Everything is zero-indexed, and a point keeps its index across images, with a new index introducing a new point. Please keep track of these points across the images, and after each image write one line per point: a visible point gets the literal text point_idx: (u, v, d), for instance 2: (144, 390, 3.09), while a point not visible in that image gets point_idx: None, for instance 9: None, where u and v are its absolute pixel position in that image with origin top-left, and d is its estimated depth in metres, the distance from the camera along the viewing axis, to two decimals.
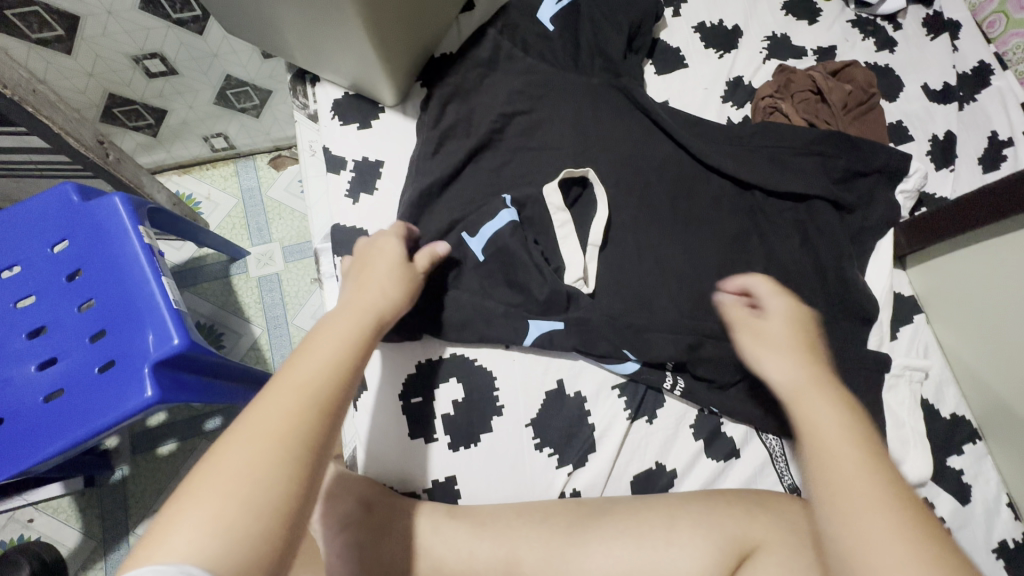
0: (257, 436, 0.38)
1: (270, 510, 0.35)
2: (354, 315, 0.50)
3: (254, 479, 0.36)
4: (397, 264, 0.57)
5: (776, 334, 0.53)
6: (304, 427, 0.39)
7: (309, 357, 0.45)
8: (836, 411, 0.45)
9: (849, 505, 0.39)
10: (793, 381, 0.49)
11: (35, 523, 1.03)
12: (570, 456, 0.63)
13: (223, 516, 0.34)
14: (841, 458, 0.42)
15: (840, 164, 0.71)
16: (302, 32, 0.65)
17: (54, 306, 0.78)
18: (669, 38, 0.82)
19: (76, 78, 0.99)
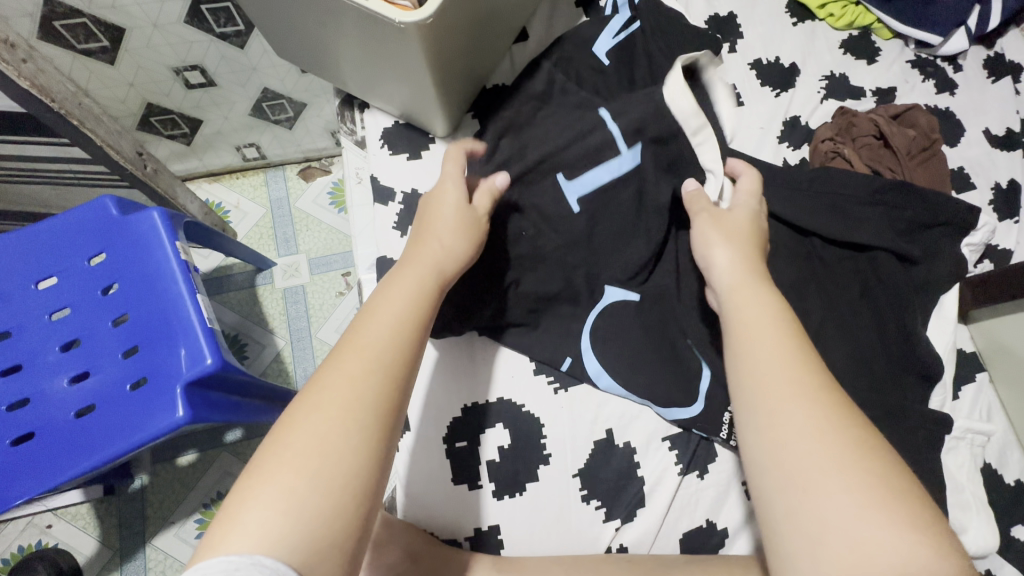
0: (326, 413, 0.39)
1: (341, 486, 0.37)
2: (415, 280, 0.51)
3: (323, 455, 0.38)
4: (458, 215, 0.56)
5: (734, 224, 0.57)
6: (368, 400, 0.41)
7: (369, 326, 0.46)
8: (766, 314, 0.49)
9: (773, 381, 0.44)
10: (734, 273, 0.53)
11: (53, 529, 1.02)
12: (618, 510, 0.60)
13: (296, 492, 0.36)
14: (768, 360, 0.45)
15: (906, 214, 0.68)
16: (358, 59, 0.64)
17: (88, 320, 0.77)
18: (725, 74, 0.80)
19: (117, 88, 0.99)
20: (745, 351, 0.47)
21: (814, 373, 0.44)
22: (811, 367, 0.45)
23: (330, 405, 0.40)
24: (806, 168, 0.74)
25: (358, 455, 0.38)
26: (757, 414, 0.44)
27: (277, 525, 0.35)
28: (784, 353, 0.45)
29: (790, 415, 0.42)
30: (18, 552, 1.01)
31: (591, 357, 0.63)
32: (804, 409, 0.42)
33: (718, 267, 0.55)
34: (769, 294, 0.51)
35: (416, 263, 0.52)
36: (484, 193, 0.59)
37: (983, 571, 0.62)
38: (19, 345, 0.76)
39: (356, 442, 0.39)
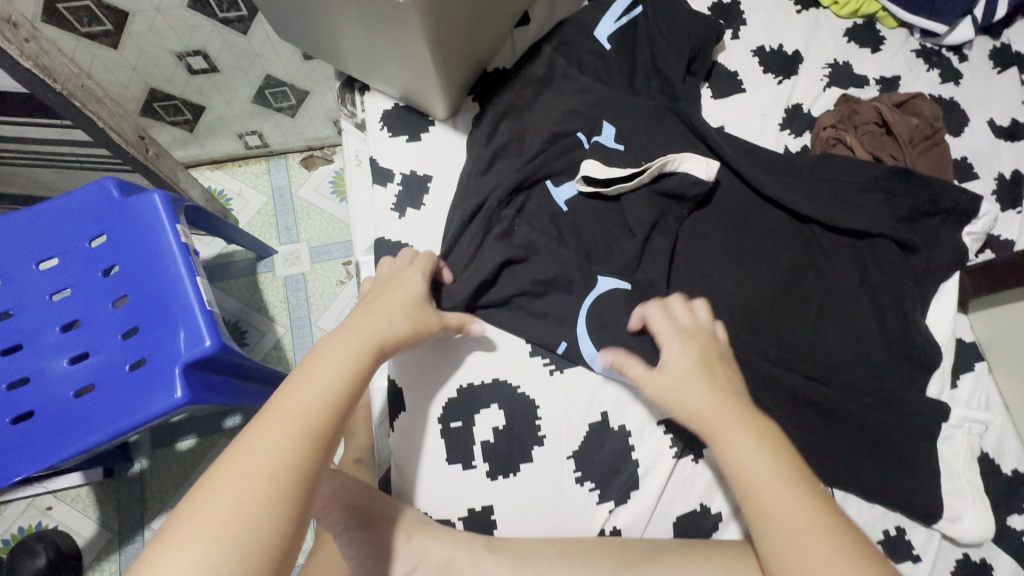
0: (246, 478, 0.39)
1: (250, 556, 0.37)
2: (352, 347, 0.50)
3: (240, 525, 0.37)
4: (411, 299, 0.57)
5: (685, 379, 0.53)
6: (290, 471, 0.41)
7: (300, 392, 0.45)
8: (755, 442, 0.49)
9: (787, 537, 0.44)
10: (705, 417, 0.51)
11: (53, 511, 1.03)
12: (612, 492, 0.60)
13: (207, 561, 0.36)
14: (781, 505, 0.45)
15: (906, 202, 0.68)
16: (359, 41, 0.64)
17: (87, 300, 0.78)
18: (727, 61, 0.79)
19: (119, 72, 1.00)
20: (751, 498, 0.47)
21: (822, 507, 0.45)
22: (814, 497, 0.46)
23: (253, 472, 0.40)
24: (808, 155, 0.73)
25: (272, 526, 0.38)
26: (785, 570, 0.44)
27: None
28: (788, 490, 0.46)
29: (816, 569, 0.42)
30: (18, 533, 1.01)
31: (588, 342, 0.63)
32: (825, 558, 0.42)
33: (682, 408, 0.52)
34: (746, 422, 0.50)
35: (359, 332, 0.52)
36: (457, 319, 0.61)
37: (978, 560, 0.61)
38: (20, 324, 0.76)
39: (271, 514, 0.39)
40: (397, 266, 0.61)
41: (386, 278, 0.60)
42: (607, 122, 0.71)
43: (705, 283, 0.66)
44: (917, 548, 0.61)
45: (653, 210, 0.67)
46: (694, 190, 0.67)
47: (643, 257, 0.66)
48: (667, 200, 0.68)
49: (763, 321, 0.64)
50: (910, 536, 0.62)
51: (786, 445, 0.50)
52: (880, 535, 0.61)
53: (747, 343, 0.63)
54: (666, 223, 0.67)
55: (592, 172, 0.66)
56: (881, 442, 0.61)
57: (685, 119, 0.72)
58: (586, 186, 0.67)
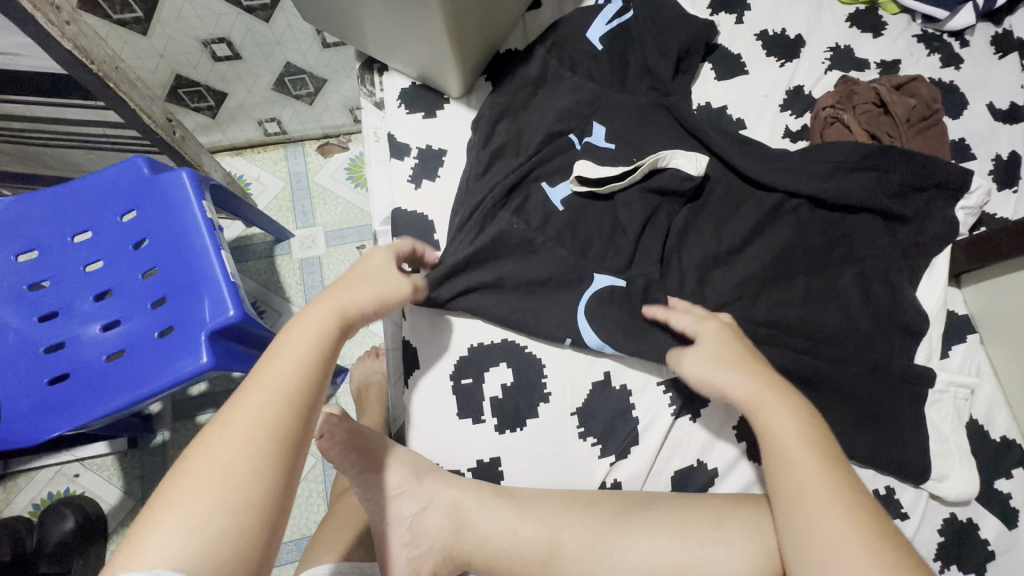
0: (227, 443, 0.44)
1: (234, 512, 0.42)
2: (323, 327, 0.53)
3: (224, 484, 0.43)
4: (376, 270, 0.59)
5: (724, 351, 0.58)
6: (269, 439, 0.45)
7: (273, 367, 0.49)
8: (793, 420, 0.53)
9: (822, 512, 0.47)
10: (750, 394, 0.54)
11: (79, 478, 1.08)
12: (613, 447, 0.64)
13: (198, 517, 0.41)
14: (803, 474, 0.49)
15: (895, 178, 0.70)
16: (379, 22, 0.67)
17: (120, 272, 0.83)
18: (730, 44, 0.82)
19: (148, 59, 1.05)
20: (779, 467, 0.51)
21: (845, 483, 0.49)
22: (837, 472, 0.50)
23: (233, 442, 0.44)
24: (803, 147, 0.75)
25: (253, 484, 0.43)
26: (800, 531, 0.48)
27: (178, 546, 0.40)
28: (815, 464, 0.50)
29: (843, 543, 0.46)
30: (47, 498, 1.06)
31: (591, 333, 0.65)
32: (845, 525, 0.46)
33: (727, 383, 0.55)
34: (784, 399, 0.54)
35: (330, 310, 0.55)
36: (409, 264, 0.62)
37: (965, 519, 0.64)
38: (56, 292, 0.81)
39: (252, 475, 0.43)
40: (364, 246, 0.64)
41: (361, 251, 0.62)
42: (597, 122, 0.74)
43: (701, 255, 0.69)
44: (905, 507, 0.64)
45: (645, 207, 0.70)
46: (685, 185, 0.69)
47: (644, 233, 0.70)
48: (661, 196, 0.70)
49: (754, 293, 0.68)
50: (899, 496, 0.64)
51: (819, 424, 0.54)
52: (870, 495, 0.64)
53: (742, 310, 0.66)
54: (659, 218, 0.70)
55: (586, 172, 0.68)
56: (868, 406, 0.64)
57: (676, 116, 0.74)
58: (581, 186, 0.70)
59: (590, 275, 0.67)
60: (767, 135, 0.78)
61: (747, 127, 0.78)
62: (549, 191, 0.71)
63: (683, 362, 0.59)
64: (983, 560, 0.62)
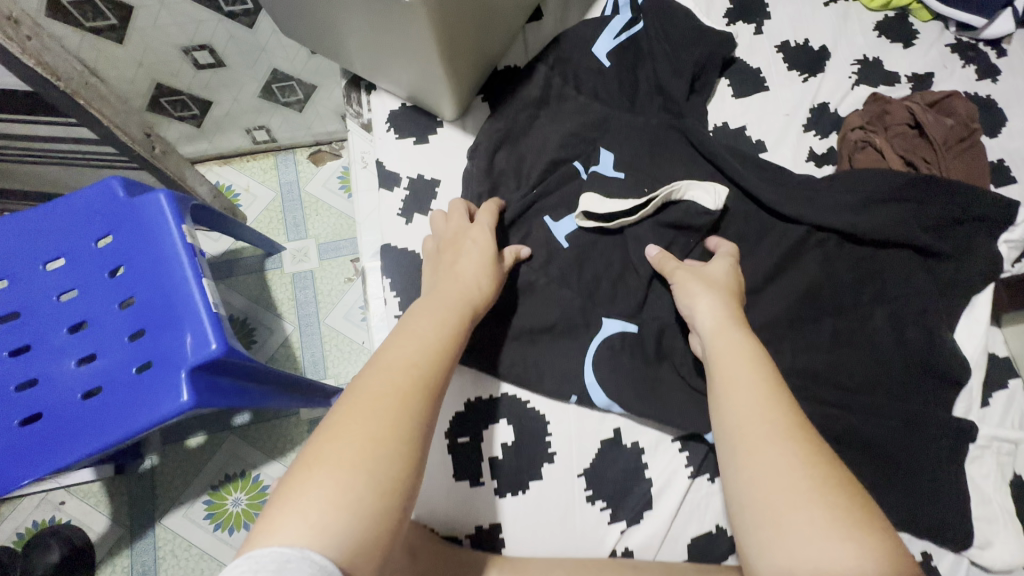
0: (374, 416, 0.40)
1: (387, 491, 0.37)
2: (446, 311, 0.51)
3: (375, 459, 0.38)
4: (484, 258, 0.57)
5: (715, 276, 0.58)
6: (414, 417, 0.41)
7: (409, 346, 0.47)
8: (747, 352, 0.50)
9: (754, 433, 0.44)
10: (715, 319, 0.54)
11: (66, 506, 1.02)
12: (624, 512, 0.58)
13: (349, 493, 0.36)
14: (743, 396, 0.47)
15: (933, 211, 0.64)
16: (364, 40, 0.61)
17: (95, 302, 0.76)
18: (749, 57, 0.76)
19: (125, 69, 0.98)
20: (721, 393, 0.48)
21: (788, 412, 0.45)
22: (782, 400, 0.46)
23: (380, 414, 0.41)
24: (831, 174, 0.69)
25: (402, 461, 0.39)
26: (732, 456, 0.45)
27: (331, 523, 0.35)
28: (758, 387, 0.47)
29: (773, 461, 0.42)
30: (32, 527, 1.00)
31: (599, 391, 0.59)
32: (783, 449, 0.43)
33: (697, 309, 0.55)
34: (742, 334, 0.52)
35: (450, 297, 0.53)
36: (508, 254, 0.60)
37: None
38: (26, 325, 0.74)
39: (400, 453, 0.39)
40: (461, 223, 0.60)
41: (462, 227, 0.60)
42: (604, 148, 0.67)
43: None
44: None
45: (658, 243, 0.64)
46: (701, 220, 0.63)
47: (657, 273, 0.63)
48: (675, 231, 0.64)
49: (777, 337, 0.62)
50: (936, 562, 0.59)
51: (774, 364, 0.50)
52: None
53: None
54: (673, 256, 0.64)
55: (593, 207, 0.62)
56: (904, 464, 0.59)
57: (691, 139, 0.68)
58: (587, 221, 0.63)
59: (598, 320, 0.62)
60: (790, 158, 0.71)
61: (768, 150, 0.72)
62: (552, 226, 0.65)
63: (679, 280, 0.58)
64: None
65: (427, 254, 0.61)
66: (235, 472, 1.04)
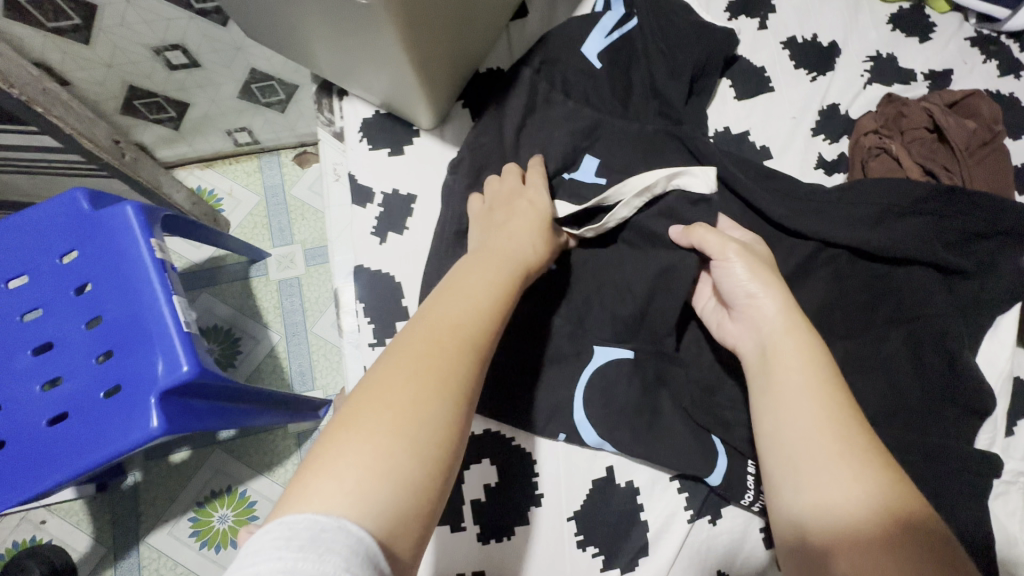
0: (416, 375, 0.36)
1: (428, 460, 0.34)
2: (495, 271, 0.46)
3: (418, 423, 0.34)
4: (540, 219, 0.52)
5: (764, 262, 0.52)
6: (460, 382, 0.37)
7: (454, 303, 0.42)
8: (803, 357, 0.46)
9: (810, 458, 0.42)
10: (771, 322, 0.49)
11: (47, 525, 0.97)
12: (619, 558, 0.53)
13: (389, 458, 0.32)
14: (795, 415, 0.44)
15: (955, 225, 0.59)
16: (330, 45, 0.55)
17: (60, 323, 0.68)
18: (752, 55, 0.70)
19: (94, 70, 0.90)
20: (775, 402, 0.46)
21: (846, 430, 0.42)
22: (842, 416, 0.43)
23: (424, 376, 0.36)
24: (843, 183, 0.63)
25: (446, 428, 0.35)
26: (787, 476, 0.43)
27: (369, 490, 0.31)
28: (818, 398, 0.44)
29: (828, 488, 0.40)
30: (12, 548, 0.96)
31: (589, 429, 0.55)
32: (839, 474, 0.40)
33: (749, 306, 0.50)
34: (804, 339, 0.47)
35: (498, 256, 0.48)
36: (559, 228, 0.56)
37: None
38: None
39: (444, 418, 0.35)
40: (514, 186, 0.56)
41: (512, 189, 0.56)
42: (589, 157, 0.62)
43: None
44: None
45: None
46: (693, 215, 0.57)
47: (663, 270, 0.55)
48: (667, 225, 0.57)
49: None
50: None
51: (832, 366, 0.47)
52: None
53: None
54: None
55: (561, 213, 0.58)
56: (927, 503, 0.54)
57: (690, 147, 0.62)
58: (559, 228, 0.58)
59: (590, 348, 0.57)
60: (798, 166, 0.66)
61: (773, 157, 0.66)
62: None
63: (728, 269, 0.51)
64: None
65: (473, 215, 0.56)
66: (222, 487, 0.99)
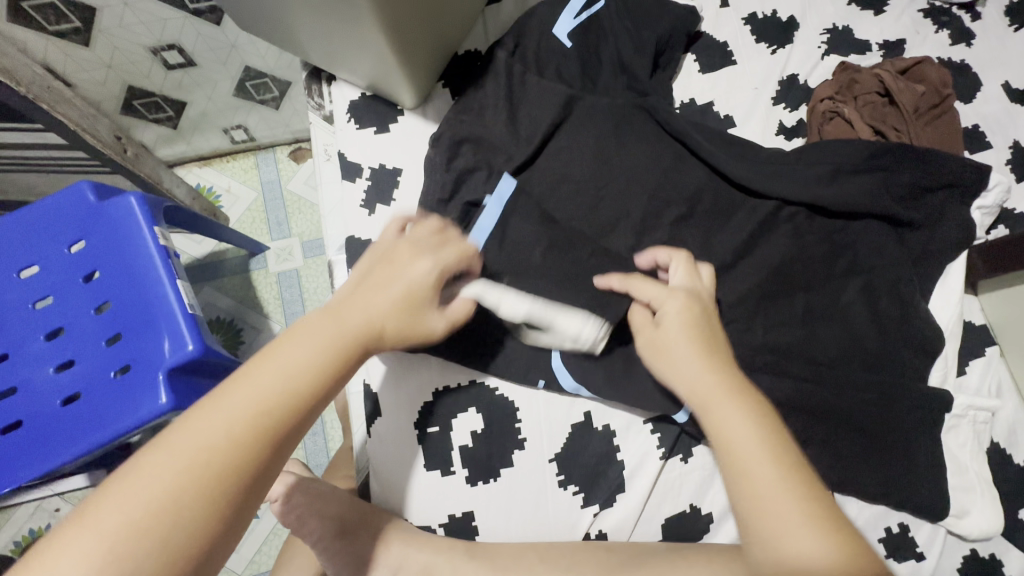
0: (183, 465, 0.34)
1: (162, 562, 0.32)
2: (332, 341, 0.42)
3: (164, 521, 0.32)
4: (415, 284, 0.47)
5: (669, 337, 0.49)
6: (235, 475, 0.35)
7: (264, 378, 0.38)
8: (752, 426, 0.43)
9: (783, 527, 0.39)
10: (698, 390, 0.46)
11: (61, 513, 0.96)
12: (597, 495, 0.58)
13: (115, 554, 0.31)
14: (756, 478, 0.41)
15: (904, 179, 0.63)
16: (316, 34, 0.59)
17: (66, 309, 0.64)
18: (715, 31, 0.74)
19: (95, 71, 0.95)
20: (734, 468, 0.42)
21: (803, 486, 0.41)
22: (796, 471, 0.41)
23: (188, 464, 0.34)
24: (800, 146, 0.68)
25: (198, 527, 0.33)
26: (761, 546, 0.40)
27: None
28: (775, 465, 0.41)
29: (806, 557, 0.38)
30: (27, 536, 0.94)
31: (567, 376, 0.58)
32: (813, 540, 0.38)
33: (675, 380, 0.48)
34: (736, 404, 0.44)
35: (345, 321, 0.43)
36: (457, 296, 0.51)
37: (986, 555, 0.59)
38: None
39: (196, 518, 0.33)
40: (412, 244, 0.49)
41: (416, 241, 0.50)
42: (563, 131, 0.65)
43: None
44: (920, 546, 0.59)
45: (624, 225, 0.62)
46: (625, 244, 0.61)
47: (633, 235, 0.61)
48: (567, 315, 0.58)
49: (750, 314, 0.61)
50: (913, 533, 0.59)
51: (782, 427, 0.44)
52: (883, 534, 0.59)
53: (735, 340, 0.60)
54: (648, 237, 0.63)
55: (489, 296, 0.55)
56: (881, 436, 0.58)
57: (656, 117, 0.66)
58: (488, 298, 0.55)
59: None
60: (759, 133, 0.70)
61: (736, 126, 0.71)
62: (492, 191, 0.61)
63: (647, 358, 0.51)
64: None
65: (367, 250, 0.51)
66: None
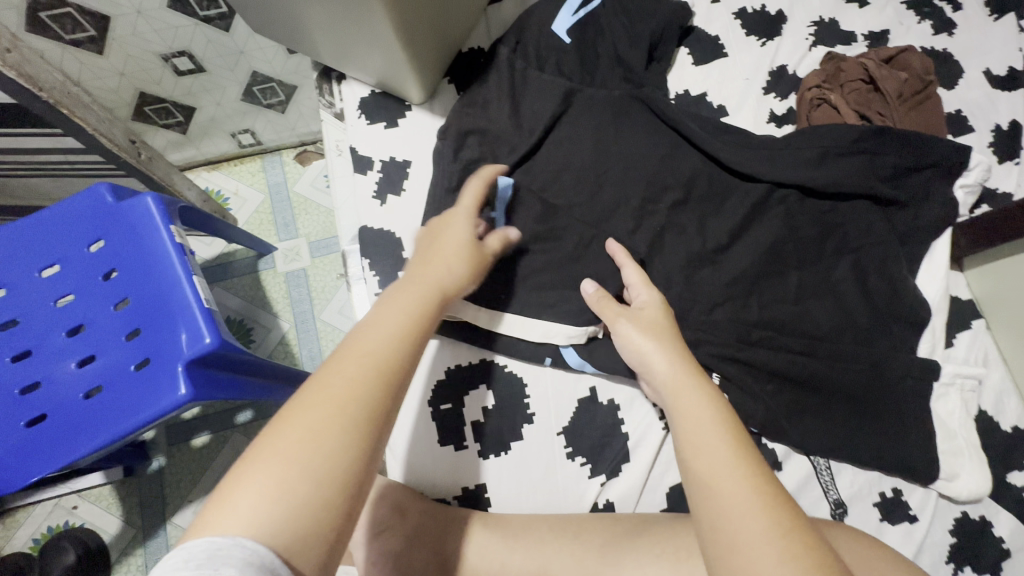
0: (323, 401, 0.36)
1: (327, 485, 0.33)
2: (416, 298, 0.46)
3: (318, 450, 0.34)
4: (465, 244, 0.53)
5: (652, 324, 0.54)
6: (370, 405, 0.37)
7: (371, 331, 0.41)
8: (709, 408, 0.45)
9: (727, 508, 0.39)
10: (669, 376, 0.49)
11: (79, 510, 0.93)
12: (603, 466, 0.61)
13: (285, 484, 0.33)
14: (711, 458, 0.42)
15: (888, 161, 0.66)
16: (328, 34, 0.63)
17: (83, 307, 0.66)
18: (707, 25, 0.78)
19: (108, 78, 0.98)
20: (693, 449, 0.43)
21: (753, 473, 0.41)
22: (750, 456, 0.42)
23: (327, 400, 0.36)
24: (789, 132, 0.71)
25: (350, 452, 0.35)
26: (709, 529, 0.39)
27: (264, 513, 0.31)
28: (729, 447, 0.42)
29: (749, 534, 0.37)
30: (46, 533, 0.92)
31: (572, 353, 0.62)
32: (757, 520, 0.38)
33: (651, 370, 0.51)
34: (697, 389, 0.47)
35: (422, 280, 0.48)
36: (493, 238, 0.57)
37: (977, 517, 0.62)
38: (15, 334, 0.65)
39: (348, 442, 0.35)
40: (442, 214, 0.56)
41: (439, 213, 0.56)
42: (565, 121, 0.68)
43: (689, 253, 0.65)
44: (914, 508, 0.62)
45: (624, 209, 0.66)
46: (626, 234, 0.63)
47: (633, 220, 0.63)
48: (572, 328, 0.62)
49: (746, 291, 0.64)
50: (907, 497, 0.62)
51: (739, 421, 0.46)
52: (877, 498, 0.62)
53: (732, 316, 0.63)
54: (647, 220, 0.66)
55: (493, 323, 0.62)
56: (873, 404, 0.61)
57: (652, 107, 0.69)
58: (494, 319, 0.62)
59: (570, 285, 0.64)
60: (751, 121, 0.74)
61: (729, 114, 0.74)
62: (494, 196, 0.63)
63: (626, 336, 0.54)
64: (999, 558, 0.60)
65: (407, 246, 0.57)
66: None
